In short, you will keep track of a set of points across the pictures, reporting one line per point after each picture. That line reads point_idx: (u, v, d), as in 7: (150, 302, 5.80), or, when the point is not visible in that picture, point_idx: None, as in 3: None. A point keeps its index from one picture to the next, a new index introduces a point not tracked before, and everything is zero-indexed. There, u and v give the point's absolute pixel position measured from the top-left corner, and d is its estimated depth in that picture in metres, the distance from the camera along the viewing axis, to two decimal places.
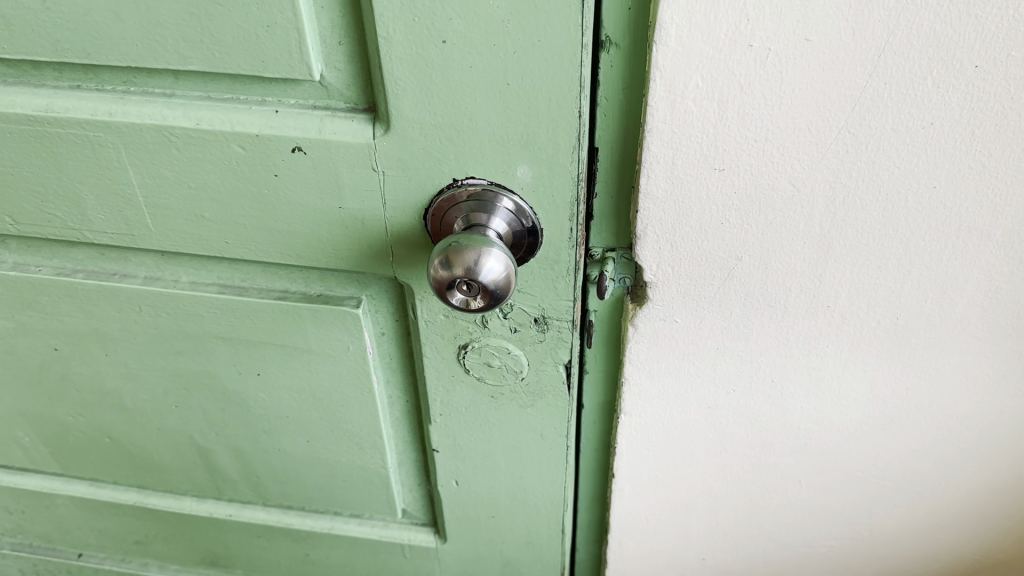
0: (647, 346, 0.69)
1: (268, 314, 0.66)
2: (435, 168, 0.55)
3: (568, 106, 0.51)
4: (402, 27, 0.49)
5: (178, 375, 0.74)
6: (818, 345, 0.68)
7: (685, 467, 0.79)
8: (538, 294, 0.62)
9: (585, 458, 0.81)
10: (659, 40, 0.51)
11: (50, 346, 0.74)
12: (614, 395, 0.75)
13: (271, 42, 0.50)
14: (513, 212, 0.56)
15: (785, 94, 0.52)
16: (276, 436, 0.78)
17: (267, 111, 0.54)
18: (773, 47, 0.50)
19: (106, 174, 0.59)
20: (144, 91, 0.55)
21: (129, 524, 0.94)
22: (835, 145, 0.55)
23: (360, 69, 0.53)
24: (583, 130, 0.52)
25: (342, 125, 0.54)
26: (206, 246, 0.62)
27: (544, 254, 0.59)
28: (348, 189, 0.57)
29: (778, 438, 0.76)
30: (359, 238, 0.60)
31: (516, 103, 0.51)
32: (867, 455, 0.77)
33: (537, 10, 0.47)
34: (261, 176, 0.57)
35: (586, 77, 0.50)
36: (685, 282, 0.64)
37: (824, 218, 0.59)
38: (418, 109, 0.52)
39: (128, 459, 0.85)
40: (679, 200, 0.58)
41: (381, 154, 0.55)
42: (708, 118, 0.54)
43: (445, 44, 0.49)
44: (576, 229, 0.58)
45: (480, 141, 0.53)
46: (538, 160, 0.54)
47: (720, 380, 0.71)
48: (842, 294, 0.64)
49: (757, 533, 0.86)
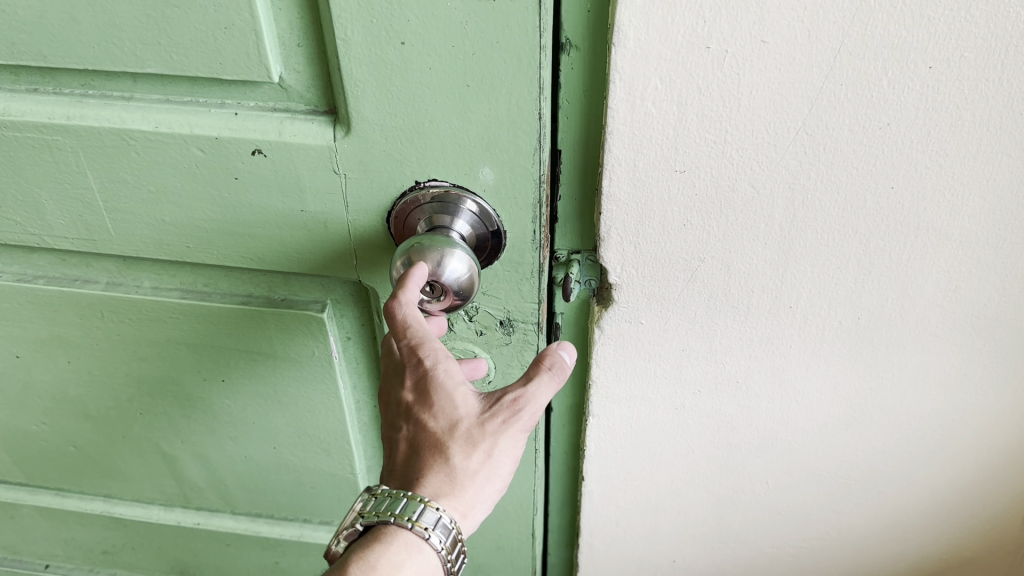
0: (613, 348, 0.69)
1: (232, 319, 0.66)
2: (397, 171, 0.55)
3: (529, 107, 0.51)
4: (360, 28, 0.49)
5: (142, 381, 0.74)
6: (781, 346, 0.68)
7: (655, 468, 0.79)
8: (503, 297, 0.62)
9: (555, 459, 0.82)
10: (618, 42, 0.51)
11: (12, 353, 0.73)
12: (582, 396, 0.76)
13: (229, 44, 0.50)
14: (477, 214, 0.56)
15: (743, 96, 0.53)
16: (243, 443, 0.78)
17: (226, 113, 0.54)
18: (730, 49, 0.51)
19: (66, 179, 0.59)
20: (102, 94, 0.55)
21: (95, 535, 0.93)
22: (793, 146, 0.56)
23: (320, 71, 0.53)
24: (544, 132, 0.52)
25: (303, 128, 0.54)
26: (167, 251, 0.62)
27: (508, 256, 0.59)
28: (310, 192, 0.57)
29: (745, 439, 0.76)
30: (323, 242, 0.60)
31: (477, 105, 0.51)
32: (833, 455, 0.78)
33: (495, 12, 0.47)
34: (222, 179, 0.57)
35: (546, 78, 0.50)
36: (649, 284, 0.64)
37: (784, 219, 0.60)
38: (379, 111, 0.52)
39: (93, 467, 0.84)
40: (641, 201, 0.59)
41: (343, 157, 0.55)
42: (668, 120, 0.54)
43: (404, 46, 0.49)
44: (540, 231, 0.58)
45: (442, 143, 0.54)
46: (499, 162, 0.54)
47: (686, 382, 0.71)
48: (804, 294, 0.65)
49: (726, 535, 0.86)
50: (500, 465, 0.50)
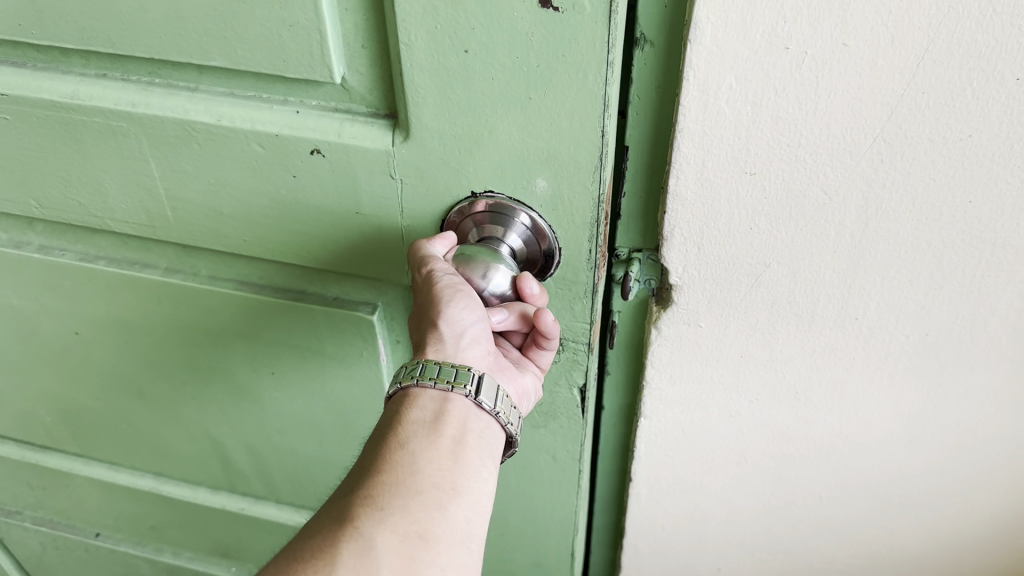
0: (669, 350, 0.68)
1: (284, 315, 0.67)
2: (454, 179, 0.55)
3: (591, 124, 0.50)
4: (423, 33, 0.49)
5: (196, 368, 0.75)
6: (844, 357, 0.67)
7: (704, 475, 0.79)
8: (556, 315, 0.62)
9: (603, 458, 0.82)
10: (694, 39, 0.50)
11: (72, 329, 0.75)
12: (634, 398, 0.75)
13: (293, 41, 0.51)
14: (530, 227, 0.57)
15: (820, 99, 0.52)
16: (290, 435, 0.79)
17: (288, 111, 0.55)
18: (810, 51, 0.50)
19: (129, 164, 0.60)
20: (168, 83, 0.56)
21: (145, 510, 0.95)
22: (869, 153, 0.54)
23: (381, 73, 0.53)
24: (607, 150, 0.52)
25: (361, 130, 0.54)
26: (224, 243, 0.63)
27: (562, 273, 0.59)
28: (366, 195, 0.57)
29: (801, 451, 0.75)
30: (374, 244, 0.60)
31: (538, 117, 0.51)
32: (891, 472, 0.76)
33: (562, 22, 0.46)
34: (279, 177, 0.58)
35: (613, 94, 0.49)
36: (710, 287, 0.63)
37: (855, 228, 0.58)
38: (439, 118, 0.52)
39: (145, 445, 0.86)
40: (708, 202, 0.58)
41: (399, 162, 0.55)
42: (741, 121, 0.53)
43: (466, 53, 0.49)
44: (595, 250, 0.57)
45: (500, 153, 0.53)
46: (557, 175, 0.53)
47: (742, 389, 0.70)
48: (871, 307, 0.63)
49: (774, 547, 0.85)
50: (454, 279, 0.54)
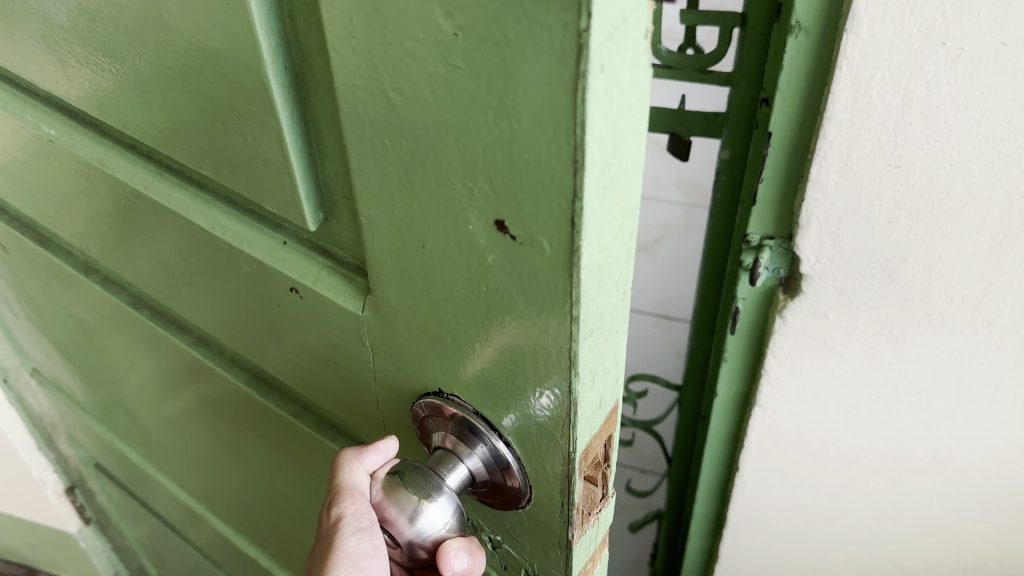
0: (792, 340, 0.69)
1: (284, 430, 0.63)
2: (423, 372, 0.44)
3: (561, 380, 0.36)
4: (379, 212, 0.37)
5: (224, 442, 0.77)
6: (973, 361, 0.66)
7: (815, 469, 0.79)
8: (527, 556, 0.49)
9: (712, 444, 0.83)
10: (851, 29, 0.51)
11: (131, 360, 0.79)
12: (749, 388, 0.77)
13: (265, 176, 0.42)
14: (495, 459, 0.43)
15: (972, 97, 0.52)
16: (300, 534, 0.79)
17: (274, 237, 0.47)
18: (967, 48, 0.50)
19: (152, 237, 0.58)
20: (179, 172, 0.51)
21: (201, 527, 1.05)
22: (1019, 156, 0.54)
23: (356, 231, 0.42)
24: (580, 412, 0.38)
25: (335, 283, 0.45)
26: (229, 338, 0.59)
27: (535, 523, 0.45)
28: (342, 350, 0.48)
29: (918, 455, 0.74)
30: (356, 400, 0.52)
31: (505, 351, 0.38)
32: (1009, 487, 0.74)
33: (530, 247, 0.32)
34: (265, 300, 0.51)
35: (584, 350, 0.35)
36: (842, 279, 0.64)
37: (998, 230, 0.58)
38: (402, 307, 0.41)
39: (197, 478, 0.92)
40: (849, 192, 0.59)
41: (369, 335, 0.45)
42: (889, 113, 0.54)
43: (425, 249, 0.37)
44: (570, 515, 0.43)
45: (471, 376, 0.41)
46: (527, 419, 0.40)
47: (863, 385, 0.71)
48: (1006, 311, 0.62)
49: (878, 551, 0.85)
50: (360, 545, 0.48)
